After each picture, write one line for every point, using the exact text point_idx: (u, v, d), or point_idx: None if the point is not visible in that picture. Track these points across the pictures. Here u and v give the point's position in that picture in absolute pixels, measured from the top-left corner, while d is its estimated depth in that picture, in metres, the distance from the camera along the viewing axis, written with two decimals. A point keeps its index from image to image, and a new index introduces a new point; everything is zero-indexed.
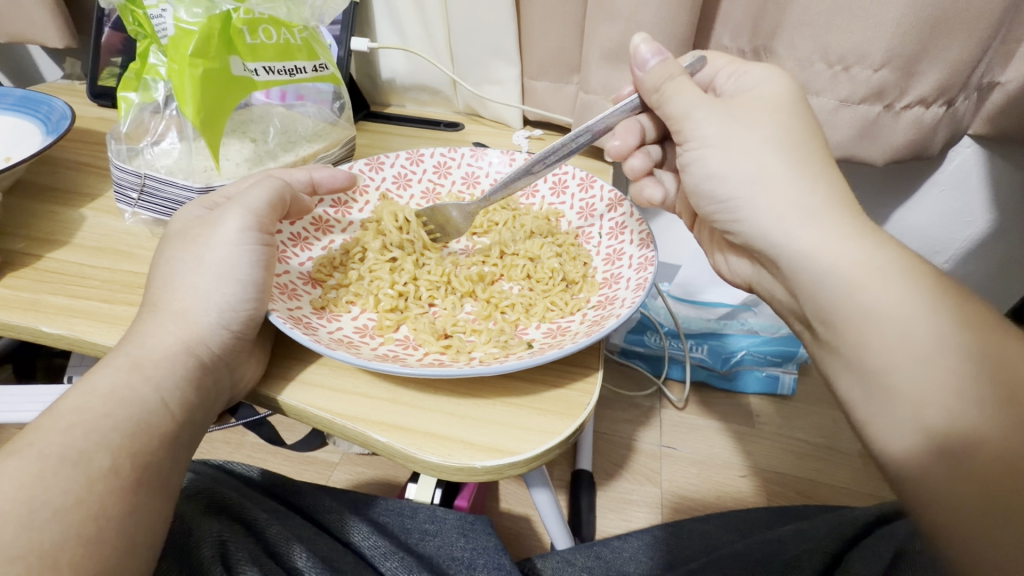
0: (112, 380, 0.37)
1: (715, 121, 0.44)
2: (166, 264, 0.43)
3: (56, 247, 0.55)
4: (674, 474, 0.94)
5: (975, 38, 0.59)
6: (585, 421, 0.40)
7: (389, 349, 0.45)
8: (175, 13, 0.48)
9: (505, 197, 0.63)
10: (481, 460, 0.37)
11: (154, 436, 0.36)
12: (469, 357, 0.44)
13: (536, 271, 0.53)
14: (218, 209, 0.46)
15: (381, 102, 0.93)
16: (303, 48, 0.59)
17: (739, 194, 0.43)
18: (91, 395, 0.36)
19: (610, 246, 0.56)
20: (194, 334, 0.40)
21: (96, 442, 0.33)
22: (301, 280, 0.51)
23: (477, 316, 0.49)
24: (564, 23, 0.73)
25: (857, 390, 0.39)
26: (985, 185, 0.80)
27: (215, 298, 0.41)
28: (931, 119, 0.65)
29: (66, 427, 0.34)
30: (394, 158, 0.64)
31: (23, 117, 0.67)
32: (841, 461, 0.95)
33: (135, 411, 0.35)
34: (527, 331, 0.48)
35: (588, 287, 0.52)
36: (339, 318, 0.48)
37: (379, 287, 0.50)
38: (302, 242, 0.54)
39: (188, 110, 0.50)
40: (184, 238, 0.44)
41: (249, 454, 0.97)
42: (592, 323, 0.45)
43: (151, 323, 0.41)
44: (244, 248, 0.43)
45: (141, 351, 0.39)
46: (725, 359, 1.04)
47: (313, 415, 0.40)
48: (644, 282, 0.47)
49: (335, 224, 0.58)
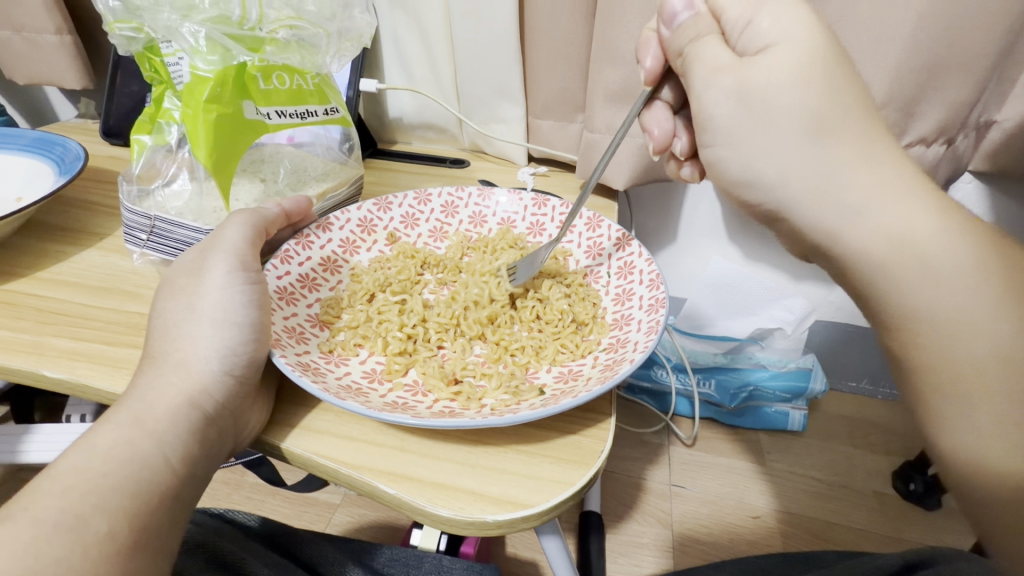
0: (112, 437, 0.36)
1: (729, 111, 0.42)
2: (160, 317, 0.43)
3: (62, 288, 0.55)
4: (685, 517, 0.91)
5: (973, 80, 0.61)
6: (599, 470, 0.39)
7: (398, 396, 0.44)
8: (192, 62, 0.50)
9: (513, 236, 0.64)
10: (492, 514, 0.35)
11: (154, 495, 0.35)
12: (480, 404, 0.43)
13: (544, 314, 0.53)
14: (199, 253, 0.46)
15: (387, 140, 0.94)
16: (315, 92, 0.59)
17: (775, 193, 0.42)
18: (89, 454, 0.35)
19: (619, 286, 0.55)
20: (195, 386, 0.39)
21: (92, 506, 0.32)
22: (308, 323, 0.50)
23: (487, 359, 0.49)
24: (567, 65, 0.75)
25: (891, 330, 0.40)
26: (987, 221, 0.80)
27: (213, 343, 0.41)
28: (933, 157, 0.66)
29: (63, 488, 0.33)
30: (402, 198, 0.65)
31: (36, 157, 0.68)
32: (856, 501, 0.93)
33: (134, 470, 0.35)
34: (538, 375, 0.47)
35: (598, 328, 0.52)
36: (347, 362, 0.47)
37: (387, 330, 0.50)
38: (309, 283, 0.54)
39: (200, 154, 0.51)
40: (172, 288, 0.44)
41: (247, 495, 0.95)
42: (604, 368, 0.45)
43: (152, 376, 0.40)
44: (235, 291, 0.43)
45: (143, 405, 0.38)
46: (733, 394, 1.01)
47: (317, 464, 0.39)
48: (655, 325, 0.46)
49: (342, 264, 0.59)
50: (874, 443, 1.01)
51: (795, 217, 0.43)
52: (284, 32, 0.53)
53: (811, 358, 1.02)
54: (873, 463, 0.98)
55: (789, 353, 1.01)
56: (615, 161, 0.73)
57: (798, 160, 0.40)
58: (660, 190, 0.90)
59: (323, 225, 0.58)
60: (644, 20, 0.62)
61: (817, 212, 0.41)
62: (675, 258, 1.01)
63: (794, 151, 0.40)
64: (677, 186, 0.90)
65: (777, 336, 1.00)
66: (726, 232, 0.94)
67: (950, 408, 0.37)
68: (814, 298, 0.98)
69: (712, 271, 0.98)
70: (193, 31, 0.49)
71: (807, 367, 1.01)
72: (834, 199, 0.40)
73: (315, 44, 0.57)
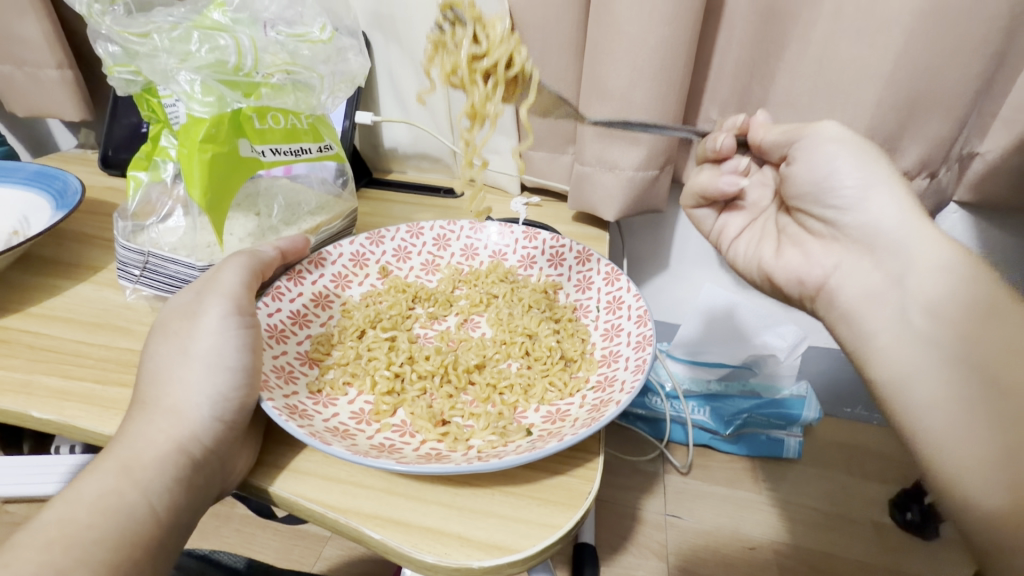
0: (99, 486, 0.36)
1: (840, 135, 0.51)
2: (152, 360, 0.43)
3: (55, 324, 0.55)
4: (681, 548, 0.90)
5: (953, 116, 0.62)
6: (586, 513, 0.39)
7: (385, 438, 0.44)
8: (187, 105, 0.50)
9: (504, 270, 0.64)
10: (478, 559, 0.35)
11: (136, 546, 0.35)
12: (467, 446, 0.43)
13: (534, 352, 0.53)
14: (196, 295, 0.46)
15: (382, 169, 0.95)
16: (309, 131, 0.61)
17: (855, 198, 0.50)
18: (76, 503, 0.35)
19: (608, 321, 0.56)
20: (184, 432, 0.39)
21: (74, 560, 0.32)
22: (298, 361, 0.51)
23: (476, 398, 0.49)
24: (558, 99, 0.77)
25: (917, 361, 0.42)
26: (974, 249, 0.81)
27: (205, 388, 0.41)
28: (917, 190, 0.67)
29: (48, 540, 0.33)
30: (394, 232, 0.66)
31: (33, 191, 0.69)
32: (853, 531, 0.92)
33: (119, 522, 0.35)
34: (526, 414, 0.47)
35: (587, 365, 0.52)
36: (335, 402, 0.48)
37: (376, 368, 0.50)
38: (300, 319, 0.55)
39: (194, 193, 0.52)
40: (166, 330, 0.44)
41: (237, 528, 0.93)
42: (591, 409, 0.45)
43: (142, 421, 0.40)
44: (229, 335, 0.43)
45: (132, 451, 0.38)
46: (728, 421, 1.01)
47: (304, 508, 0.39)
48: (642, 364, 0.46)
49: (334, 299, 0.59)
50: (870, 470, 1.01)
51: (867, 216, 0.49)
52: (279, 76, 0.54)
53: (805, 386, 1.02)
54: (870, 491, 0.98)
55: (780, 378, 1.02)
56: (606, 192, 0.74)
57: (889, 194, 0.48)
58: (652, 218, 0.91)
59: (316, 260, 0.59)
60: (632, 59, 0.64)
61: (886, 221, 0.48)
62: (668, 285, 1.01)
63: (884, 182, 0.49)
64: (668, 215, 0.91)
65: (772, 361, 1.01)
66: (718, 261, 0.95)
67: (961, 429, 0.38)
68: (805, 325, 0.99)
69: (705, 297, 0.98)
70: (189, 78, 0.50)
71: (801, 395, 1.01)
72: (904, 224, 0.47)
73: (309, 85, 0.57)
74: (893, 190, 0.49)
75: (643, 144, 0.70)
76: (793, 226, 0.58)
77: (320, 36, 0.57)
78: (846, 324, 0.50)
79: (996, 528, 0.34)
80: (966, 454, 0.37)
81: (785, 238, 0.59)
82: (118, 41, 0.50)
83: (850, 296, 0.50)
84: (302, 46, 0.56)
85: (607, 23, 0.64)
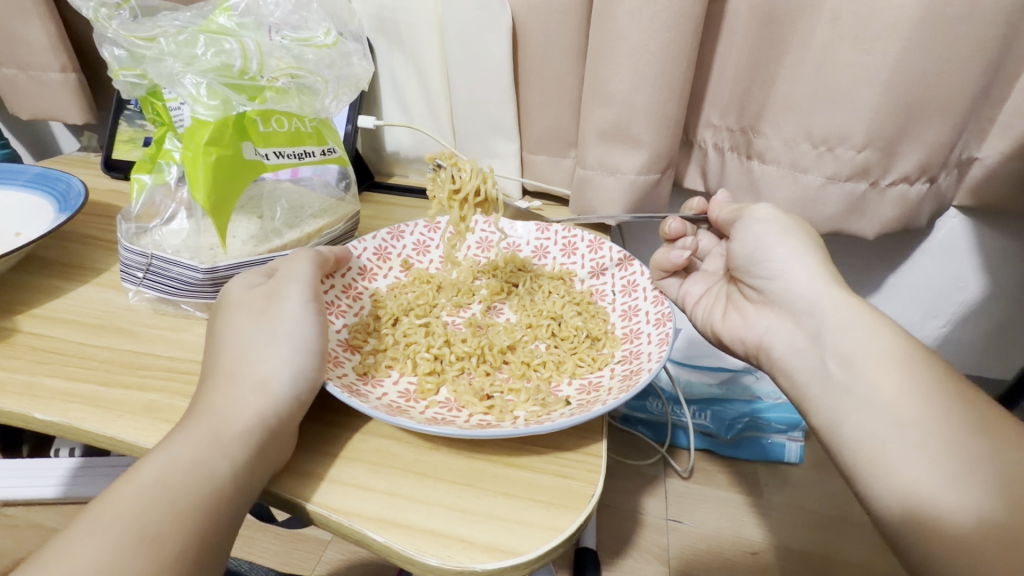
0: (191, 453, 0.37)
1: (768, 212, 0.56)
2: (230, 335, 0.45)
3: (59, 326, 0.55)
4: (683, 552, 0.90)
5: (952, 121, 0.62)
6: (588, 516, 0.39)
7: (436, 412, 0.47)
8: (192, 108, 0.51)
9: (520, 260, 0.69)
10: (481, 562, 0.35)
11: (220, 512, 0.36)
12: (514, 416, 0.46)
13: (560, 332, 0.57)
14: (276, 279, 0.50)
15: (384, 173, 0.96)
16: (313, 134, 0.61)
17: (776, 265, 0.53)
18: (172, 468, 0.36)
19: (626, 302, 0.60)
20: (267, 407, 0.41)
21: (171, 522, 0.34)
22: (340, 348, 0.53)
23: (513, 375, 0.52)
24: (559, 102, 0.77)
25: (842, 407, 0.43)
26: (974, 253, 0.82)
27: (287, 366, 0.43)
28: (916, 195, 0.68)
29: (147, 502, 0.35)
30: (414, 226, 0.68)
31: (37, 193, 0.69)
32: (854, 535, 0.92)
33: (207, 491, 0.36)
34: (561, 387, 0.51)
35: (611, 342, 0.56)
36: (381, 383, 0.50)
37: (415, 352, 0.53)
38: (336, 309, 0.56)
39: (199, 195, 0.52)
40: (246, 309, 0.47)
41: (236, 531, 0.93)
42: (623, 377, 0.49)
43: (226, 393, 0.41)
44: (309, 319, 0.47)
45: (220, 422, 0.40)
46: (728, 426, 1.01)
47: (307, 511, 0.39)
48: (666, 337, 0.51)
49: (364, 291, 0.61)
50: None
51: (791, 280, 0.51)
52: (284, 80, 0.55)
53: None
54: None
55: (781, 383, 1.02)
56: (608, 196, 0.74)
57: (807, 259, 0.52)
58: (654, 222, 0.92)
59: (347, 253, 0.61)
60: (633, 64, 0.64)
61: (809, 282, 0.50)
62: None
63: (804, 251, 0.52)
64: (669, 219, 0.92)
65: None
66: None
67: (895, 459, 0.39)
68: None
69: None
70: (194, 81, 0.50)
71: None
72: (825, 284, 0.50)
73: (313, 88, 0.58)
74: (812, 261, 0.52)
75: (645, 148, 0.70)
76: (737, 291, 0.60)
77: (325, 41, 0.58)
78: (782, 377, 0.51)
79: (958, 552, 0.34)
80: (928, 485, 0.37)
81: (731, 304, 0.61)
82: (125, 45, 0.51)
83: (779, 355, 0.51)
84: (307, 50, 0.56)
85: (608, 28, 0.64)
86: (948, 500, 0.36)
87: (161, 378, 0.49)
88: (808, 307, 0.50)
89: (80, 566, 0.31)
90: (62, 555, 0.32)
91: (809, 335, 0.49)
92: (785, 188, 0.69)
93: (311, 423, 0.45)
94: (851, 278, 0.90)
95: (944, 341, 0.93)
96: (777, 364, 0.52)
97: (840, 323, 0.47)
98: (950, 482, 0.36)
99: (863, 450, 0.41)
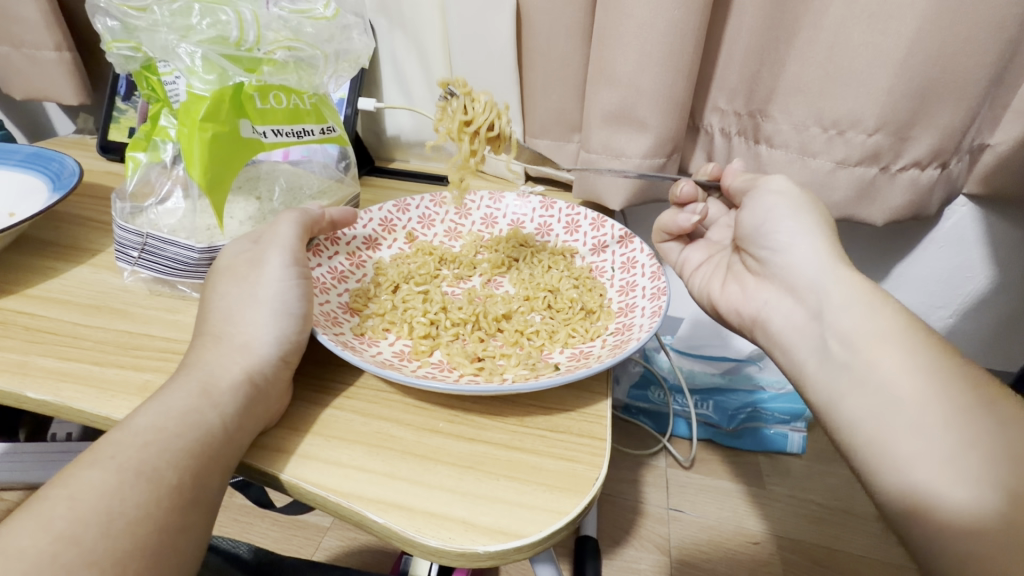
0: (182, 402, 0.38)
1: (781, 185, 0.55)
2: (221, 300, 0.46)
3: (53, 307, 0.54)
4: (683, 542, 0.89)
5: (966, 105, 0.61)
6: (593, 499, 0.38)
7: (427, 370, 0.47)
8: (188, 82, 0.49)
9: (522, 235, 0.67)
10: (483, 545, 0.34)
11: (212, 458, 0.36)
12: (502, 377, 0.46)
13: (555, 304, 0.57)
14: (264, 243, 0.49)
15: (385, 157, 0.94)
16: (312, 112, 0.59)
17: (784, 238, 0.52)
18: (163, 415, 0.36)
19: (623, 279, 0.59)
20: (255, 364, 0.42)
21: (166, 460, 0.34)
22: (340, 309, 0.54)
23: (505, 342, 0.52)
24: (564, 84, 0.76)
25: (840, 385, 0.43)
26: (983, 243, 0.80)
27: (274, 328, 0.44)
28: (927, 181, 0.66)
29: (142, 443, 0.34)
30: (420, 199, 0.68)
31: (31, 173, 0.68)
32: (857, 527, 0.91)
33: (200, 434, 0.36)
34: (551, 355, 0.51)
35: (606, 315, 0.55)
36: (377, 343, 0.51)
37: (412, 316, 0.53)
38: (338, 274, 0.57)
39: (195, 172, 0.51)
40: (235, 276, 0.47)
41: (235, 518, 0.93)
42: (613, 347, 0.48)
43: (216, 353, 0.42)
44: (292, 285, 0.46)
45: (209, 376, 0.40)
46: (731, 416, 1.01)
47: (305, 492, 0.38)
48: (659, 309, 0.50)
49: (367, 260, 0.62)
50: None
51: (794, 254, 0.51)
52: (281, 53, 0.53)
53: None
54: None
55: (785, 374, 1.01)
56: (613, 181, 0.73)
57: (815, 236, 0.51)
58: (657, 210, 0.91)
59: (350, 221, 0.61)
60: (640, 44, 0.63)
61: (814, 258, 0.49)
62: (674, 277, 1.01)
63: (815, 226, 0.51)
64: None
65: None
66: None
67: (895, 449, 0.38)
68: None
69: None
70: (190, 51, 0.49)
71: None
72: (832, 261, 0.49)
73: (312, 65, 0.56)
74: (821, 240, 0.50)
75: (651, 131, 0.68)
76: (740, 263, 0.60)
77: (324, 13, 0.57)
78: (778, 352, 0.51)
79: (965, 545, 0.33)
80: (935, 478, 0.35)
81: (730, 275, 0.61)
82: (118, 16, 0.50)
83: (776, 329, 0.51)
84: (305, 22, 0.55)
85: (615, 7, 0.63)
86: (951, 498, 0.34)
87: (156, 359, 0.49)
88: (811, 283, 0.49)
89: (80, 499, 0.31)
90: (62, 493, 0.31)
91: (810, 311, 0.48)
92: (793, 174, 0.68)
93: (306, 404, 0.45)
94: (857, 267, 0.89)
95: (950, 332, 0.92)
96: (776, 339, 0.51)
97: (846, 305, 0.45)
98: (956, 474, 0.34)
99: (863, 438, 0.40)
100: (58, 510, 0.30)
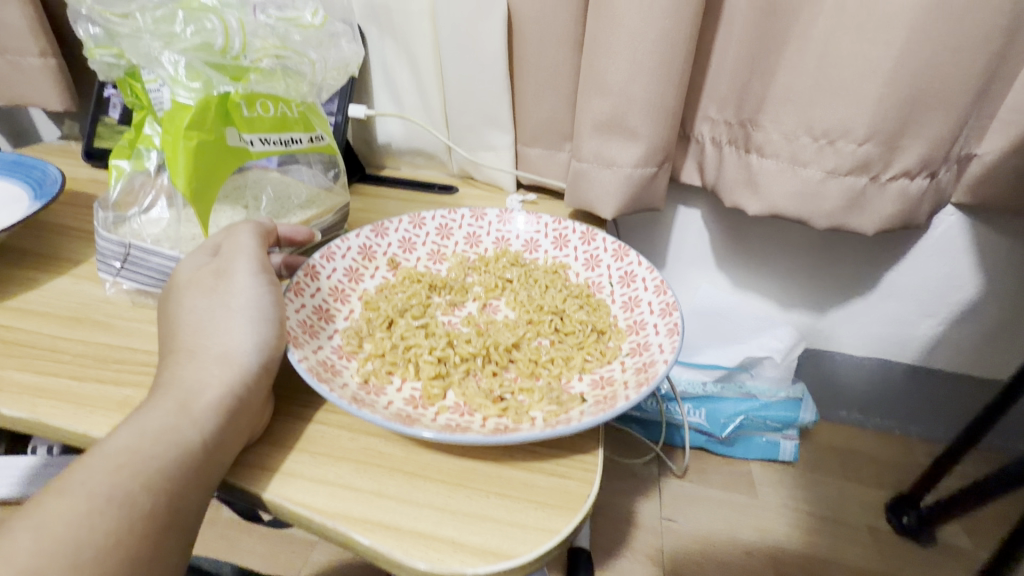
0: (158, 422, 0.36)
1: None
2: (187, 314, 0.44)
3: (30, 320, 0.52)
4: (677, 553, 0.89)
5: (954, 116, 0.61)
6: (584, 516, 0.37)
7: (447, 418, 0.44)
8: (172, 90, 0.49)
9: (513, 254, 0.67)
10: (473, 566, 0.33)
11: (188, 482, 0.35)
12: (530, 418, 0.44)
13: (565, 328, 0.56)
14: (226, 256, 0.47)
15: (375, 164, 0.94)
16: (299, 120, 0.58)
17: None
18: (138, 436, 0.35)
19: (624, 294, 0.60)
20: (235, 376, 0.40)
21: (140, 483, 0.33)
22: (335, 354, 0.50)
23: (522, 374, 0.50)
24: (555, 95, 0.76)
25: None
26: (971, 251, 0.81)
27: (250, 337, 0.43)
28: (916, 191, 0.67)
29: (114, 467, 0.33)
30: (397, 223, 0.66)
31: (12, 180, 0.67)
32: (850, 535, 0.91)
33: (177, 455, 0.35)
34: (572, 384, 0.50)
35: (617, 335, 0.55)
36: (384, 391, 0.47)
37: (419, 355, 0.50)
38: (324, 314, 0.54)
39: (179, 182, 0.50)
40: (199, 289, 0.44)
41: (221, 532, 0.91)
42: (637, 371, 0.48)
43: (190, 367, 0.40)
44: (262, 291, 0.45)
45: (186, 391, 0.39)
46: (723, 424, 1.00)
47: (289, 512, 0.37)
48: (675, 327, 0.50)
49: (350, 293, 0.59)
50: (864, 473, 1.01)
51: None
52: (268, 61, 0.52)
53: (801, 386, 1.01)
54: (865, 494, 0.98)
55: (777, 381, 1.00)
56: (606, 190, 0.73)
57: None
58: (647, 218, 0.91)
59: (327, 254, 0.58)
60: (632, 53, 0.62)
61: None
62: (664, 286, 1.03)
63: None
64: (666, 214, 0.91)
65: (767, 365, 0.97)
66: (715, 260, 0.95)
67: None
68: (802, 327, 0.99)
69: (699, 298, 0.98)
70: (173, 59, 0.48)
71: (797, 397, 0.99)
72: None
73: (298, 72, 0.55)
74: None
75: (642, 140, 0.68)
76: None
77: (312, 21, 0.56)
78: None
79: None
80: None
81: None
82: (101, 22, 0.49)
83: None
84: (293, 30, 0.54)
85: (607, 17, 0.63)
86: None
87: (138, 373, 0.47)
88: None
89: (46, 530, 0.30)
90: (28, 523, 0.30)
91: None
92: (785, 183, 0.68)
93: (290, 419, 0.44)
94: (848, 275, 0.90)
95: (939, 340, 0.93)
96: None
97: None
98: None
99: None
100: (23, 543, 0.29)
